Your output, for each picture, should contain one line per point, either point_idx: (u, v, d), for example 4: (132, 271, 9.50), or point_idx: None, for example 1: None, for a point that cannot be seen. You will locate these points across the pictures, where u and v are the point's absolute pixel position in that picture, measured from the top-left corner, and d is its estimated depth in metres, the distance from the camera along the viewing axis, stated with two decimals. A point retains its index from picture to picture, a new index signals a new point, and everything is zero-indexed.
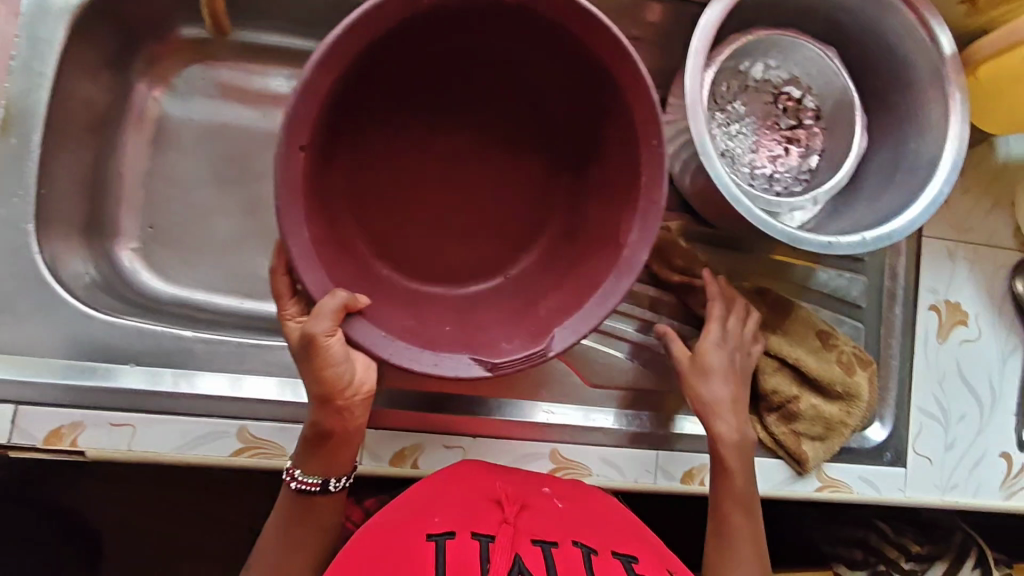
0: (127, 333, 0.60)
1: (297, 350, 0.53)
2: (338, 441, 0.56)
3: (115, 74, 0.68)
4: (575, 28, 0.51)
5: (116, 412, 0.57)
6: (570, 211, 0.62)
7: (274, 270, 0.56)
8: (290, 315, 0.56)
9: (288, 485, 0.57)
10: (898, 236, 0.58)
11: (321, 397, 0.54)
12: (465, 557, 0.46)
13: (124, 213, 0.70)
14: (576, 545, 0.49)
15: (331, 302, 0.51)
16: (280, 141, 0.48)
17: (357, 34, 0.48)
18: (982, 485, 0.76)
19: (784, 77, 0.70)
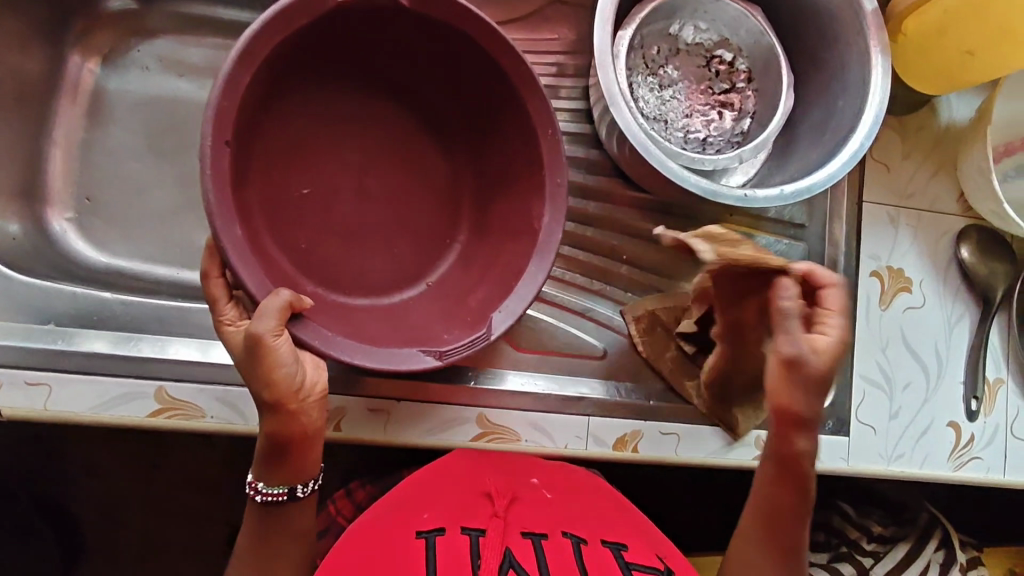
0: (49, 293, 0.61)
1: (240, 353, 0.52)
2: (297, 447, 0.54)
3: (47, 45, 0.70)
4: (468, 28, 0.55)
5: (31, 371, 0.57)
6: (479, 211, 0.65)
7: (206, 273, 0.54)
8: (228, 321, 0.54)
9: (254, 499, 0.55)
10: (814, 189, 0.59)
11: (271, 403, 0.51)
12: (460, 552, 0.51)
13: (57, 183, 0.70)
14: (564, 536, 0.54)
15: (275, 300, 0.50)
16: (206, 138, 0.48)
17: (273, 32, 0.50)
18: (930, 456, 0.74)
19: (715, 40, 0.70)
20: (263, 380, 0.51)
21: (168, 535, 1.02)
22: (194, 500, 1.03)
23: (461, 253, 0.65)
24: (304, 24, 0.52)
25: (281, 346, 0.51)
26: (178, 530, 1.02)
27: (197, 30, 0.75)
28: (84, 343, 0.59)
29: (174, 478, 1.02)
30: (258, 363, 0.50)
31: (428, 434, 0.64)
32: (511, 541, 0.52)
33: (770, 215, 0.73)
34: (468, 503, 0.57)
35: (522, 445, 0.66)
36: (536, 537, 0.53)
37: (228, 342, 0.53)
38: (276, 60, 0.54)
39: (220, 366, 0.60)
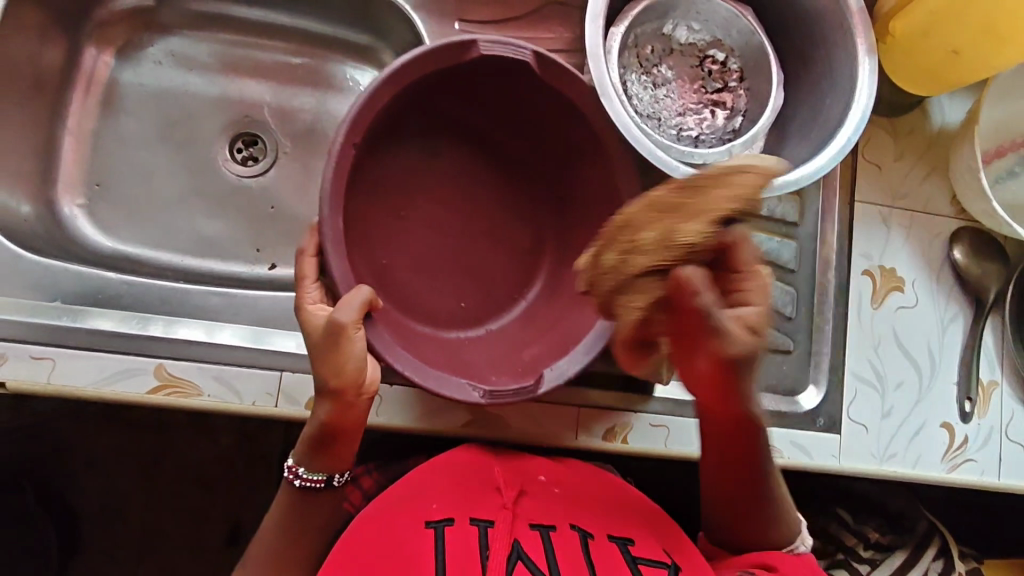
0: (56, 271, 0.63)
1: (315, 340, 0.54)
2: (345, 437, 0.57)
3: (67, 38, 0.73)
4: (549, 80, 0.60)
5: (37, 345, 0.59)
6: (552, 274, 0.68)
7: (302, 250, 0.57)
8: (309, 301, 0.55)
9: (292, 483, 0.58)
10: (803, 179, 0.60)
11: (333, 391, 0.55)
12: (469, 543, 0.51)
13: (71, 170, 0.73)
14: (573, 529, 0.55)
15: (358, 296, 0.54)
16: (340, 135, 0.55)
17: (417, 66, 0.58)
18: (924, 457, 0.73)
19: (708, 40, 0.72)
20: (334, 369, 0.54)
21: (168, 526, 1.04)
22: (193, 492, 1.04)
23: (526, 311, 0.68)
24: (438, 69, 0.59)
25: (358, 338, 0.54)
26: (177, 520, 1.04)
27: (209, 27, 0.79)
28: (88, 321, 0.61)
29: (174, 469, 1.04)
30: (334, 353, 0.53)
31: (426, 419, 0.65)
32: (520, 534, 0.52)
33: (764, 214, 0.74)
34: (477, 493, 0.57)
35: (514, 432, 0.66)
36: (545, 529, 0.54)
37: (303, 322, 0.55)
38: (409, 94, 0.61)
39: (220, 345, 0.62)
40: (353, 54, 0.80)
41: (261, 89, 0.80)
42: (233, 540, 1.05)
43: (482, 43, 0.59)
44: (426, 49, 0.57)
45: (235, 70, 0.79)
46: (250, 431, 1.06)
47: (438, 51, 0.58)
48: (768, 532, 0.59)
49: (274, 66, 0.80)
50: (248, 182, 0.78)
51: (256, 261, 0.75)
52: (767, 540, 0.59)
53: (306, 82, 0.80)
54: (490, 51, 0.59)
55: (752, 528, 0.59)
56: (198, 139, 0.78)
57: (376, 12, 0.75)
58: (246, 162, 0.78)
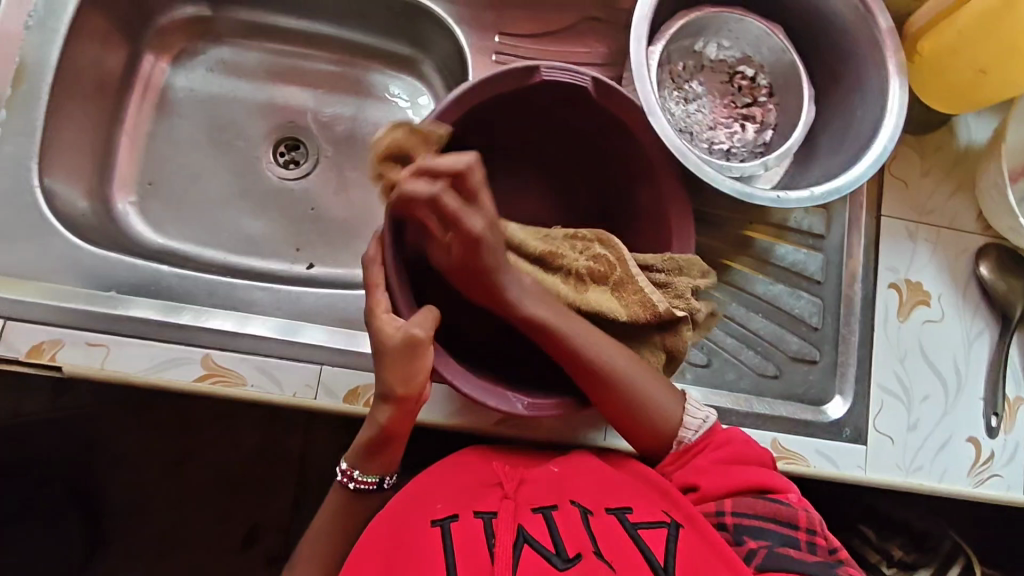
0: (111, 262, 0.66)
1: (385, 351, 0.56)
2: (397, 443, 0.60)
3: (128, 44, 0.77)
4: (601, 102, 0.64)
5: (93, 333, 0.61)
6: None
7: (370, 258, 0.60)
8: (381, 310, 0.57)
9: (346, 486, 0.61)
10: (844, 190, 0.62)
11: (397, 397, 0.57)
12: (476, 537, 0.53)
13: (125, 168, 0.77)
14: (573, 504, 0.57)
15: (430, 311, 0.57)
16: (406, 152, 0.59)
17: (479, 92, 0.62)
18: (950, 471, 0.73)
19: (738, 57, 0.74)
20: (399, 379, 0.56)
21: (190, 524, 1.06)
22: (216, 490, 1.06)
23: None
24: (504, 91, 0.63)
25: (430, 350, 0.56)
26: (200, 518, 1.06)
27: (259, 36, 0.83)
28: (126, 308, 0.63)
29: (202, 464, 1.06)
30: (404, 365, 0.55)
31: (457, 416, 0.67)
32: (523, 519, 0.55)
33: (791, 226, 0.76)
34: (477, 489, 0.59)
35: (545, 431, 0.68)
36: (547, 510, 0.56)
37: (374, 327, 0.56)
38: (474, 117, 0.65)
39: (263, 338, 0.64)
40: (393, 65, 0.84)
41: (305, 96, 0.83)
42: (248, 541, 1.06)
43: (543, 70, 0.63)
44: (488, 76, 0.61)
45: (282, 77, 0.83)
46: (273, 432, 1.08)
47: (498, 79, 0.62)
48: (653, 431, 0.62)
49: (318, 74, 0.84)
50: (291, 184, 0.81)
51: (295, 261, 0.78)
52: (658, 438, 0.62)
53: (348, 90, 0.84)
54: (552, 77, 0.63)
55: (639, 436, 0.63)
56: (244, 143, 0.81)
57: (419, 25, 0.78)
58: (289, 165, 0.81)
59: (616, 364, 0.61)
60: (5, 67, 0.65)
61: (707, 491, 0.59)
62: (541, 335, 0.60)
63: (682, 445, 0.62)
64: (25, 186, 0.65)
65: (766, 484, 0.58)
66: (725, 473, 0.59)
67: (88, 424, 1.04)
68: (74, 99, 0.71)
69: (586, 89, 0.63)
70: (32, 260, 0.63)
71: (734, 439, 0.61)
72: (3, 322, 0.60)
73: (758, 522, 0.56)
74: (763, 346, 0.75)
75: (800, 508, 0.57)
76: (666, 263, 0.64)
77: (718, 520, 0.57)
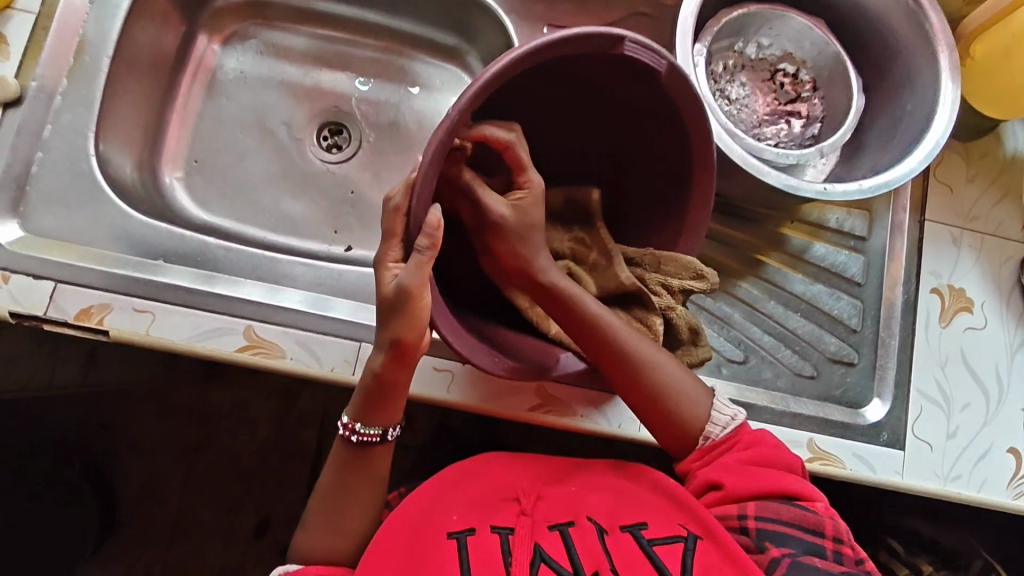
0: (160, 233, 0.67)
1: (382, 299, 0.54)
2: (397, 394, 0.59)
3: (184, 24, 0.79)
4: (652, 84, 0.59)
5: (140, 299, 0.62)
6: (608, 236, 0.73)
7: (395, 206, 0.54)
8: (391, 259, 0.55)
9: (349, 439, 0.59)
10: (895, 183, 0.62)
11: (395, 350, 0.56)
12: (492, 550, 0.53)
13: (174, 145, 0.79)
14: (590, 521, 0.56)
15: (422, 259, 0.53)
16: (458, 105, 0.51)
17: (563, 46, 0.53)
18: (990, 482, 0.71)
19: (779, 54, 0.74)
20: (398, 329, 0.55)
21: (206, 505, 1.06)
22: (231, 478, 1.06)
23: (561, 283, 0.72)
24: (584, 51, 0.55)
25: (427, 302, 0.55)
26: (216, 500, 1.06)
27: (309, 22, 0.84)
28: (162, 275, 0.64)
29: (223, 446, 1.07)
30: (403, 314, 0.54)
31: (491, 401, 0.65)
32: (540, 537, 0.54)
33: (831, 226, 0.77)
34: (492, 504, 0.58)
35: (575, 417, 0.66)
36: (564, 527, 0.55)
37: (382, 275, 0.55)
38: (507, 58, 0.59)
39: (298, 311, 0.65)
40: (439, 56, 0.85)
41: (351, 82, 0.84)
42: (259, 532, 1.06)
43: (627, 43, 0.54)
44: (576, 33, 0.52)
45: (329, 64, 0.84)
46: (294, 422, 1.08)
47: (582, 39, 0.53)
48: (671, 416, 0.61)
49: (363, 61, 0.85)
50: (333, 167, 0.82)
51: (333, 243, 0.79)
52: (681, 428, 0.61)
53: (394, 79, 0.85)
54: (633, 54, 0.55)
55: (649, 411, 0.61)
56: (288, 126, 0.82)
57: (469, 17, 0.79)
58: (332, 149, 0.82)
59: (616, 324, 0.61)
60: (69, 37, 0.67)
61: (732, 492, 0.57)
62: (568, 308, 0.61)
63: (708, 441, 0.60)
64: (81, 155, 0.66)
65: (793, 489, 0.57)
66: (751, 475, 0.57)
67: (117, 401, 1.05)
68: (130, 74, 0.72)
69: (659, 73, 0.57)
70: (84, 227, 0.65)
71: (764, 441, 0.60)
72: (53, 285, 0.61)
73: (782, 529, 0.55)
74: (801, 345, 0.74)
75: (827, 517, 0.56)
76: (645, 255, 0.66)
77: (740, 524, 0.56)
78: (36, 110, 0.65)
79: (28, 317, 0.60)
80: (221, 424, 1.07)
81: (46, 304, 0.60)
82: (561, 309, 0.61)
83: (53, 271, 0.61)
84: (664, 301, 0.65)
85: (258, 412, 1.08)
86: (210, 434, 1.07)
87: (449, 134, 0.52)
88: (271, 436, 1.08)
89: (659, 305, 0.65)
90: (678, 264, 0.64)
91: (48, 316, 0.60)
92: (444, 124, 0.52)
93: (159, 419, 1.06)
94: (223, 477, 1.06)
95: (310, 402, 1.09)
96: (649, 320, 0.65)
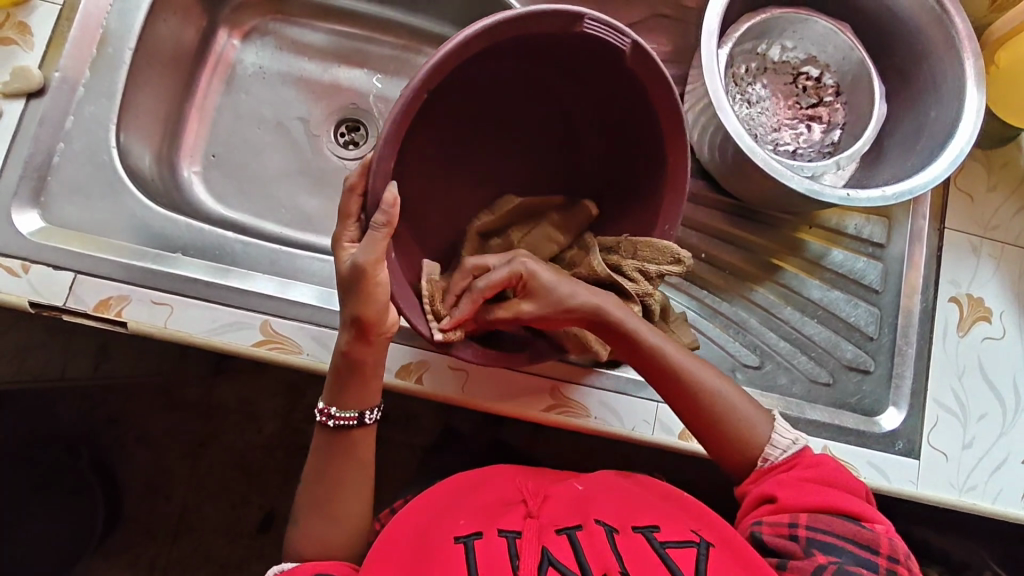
0: (179, 226, 0.67)
1: (341, 279, 0.55)
2: (365, 372, 0.58)
3: (205, 19, 0.79)
4: (657, 78, 0.58)
5: (158, 292, 0.62)
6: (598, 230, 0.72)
7: (351, 185, 0.55)
8: (347, 239, 0.56)
9: (326, 425, 0.59)
10: (915, 193, 0.62)
11: (358, 327, 0.56)
12: (498, 552, 0.51)
13: (192, 139, 0.79)
14: (598, 525, 0.54)
15: (376, 236, 0.53)
16: (415, 81, 0.52)
17: (509, 28, 0.54)
18: (1006, 493, 0.70)
19: (802, 58, 0.74)
20: (356, 307, 0.55)
21: (211, 498, 1.06)
22: (237, 473, 1.07)
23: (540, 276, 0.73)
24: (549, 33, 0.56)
25: (382, 280, 0.54)
26: (222, 494, 1.06)
27: (328, 18, 0.84)
28: (178, 267, 0.64)
29: (229, 440, 1.07)
30: (359, 292, 0.54)
31: (500, 401, 0.65)
32: (548, 540, 0.52)
33: (849, 232, 0.76)
34: (499, 507, 0.58)
35: (586, 419, 0.66)
36: (572, 531, 0.53)
37: (339, 255, 0.56)
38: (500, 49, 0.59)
39: (310, 306, 0.65)
40: None
41: (369, 79, 0.85)
42: (263, 528, 1.06)
43: (587, 21, 0.55)
44: (534, 12, 0.54)
45: (346, 60, 0.84)
46: (300, 419, 1.08)
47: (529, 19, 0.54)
48: (729, 436, 0.61)
49: (382, 59, 0.85)
50: (350, 163, 0.82)
51: None
52: (741, 450, 0.61)
53: (411, 76, 0.85)
54: (598, 34, 0.56)
55: (700, 428, 0.62)
56: (306, 122, 0.82)
57: (489, 15, 0.79)
58: (349, 146, 0.82)
59: (664, 345, 0.61)
60: (92, 29, 0.67)
61: (787, 503, 0.56)
62: (628, 339, 0.60)
63: (768, 462, 0.61)
64: (103, 147, 0.66)
65: (854, 509, 0.56)
66: (809, 491, 0.57)
67: (125, 393, 1.06)
68: (152, 67, 0.72)
69: (621, 50, 0.57)
70: (104, 218, 0.65)
71: (827, 463, 0.59)
72: (73, 276, 0.61)
73: (835, 541, 0.54)
74: (817, 351, 0.74)
75: (884, 536, 0.55)
76: (620, 241, 0.64)
77: (790, 531, 0.55)
78: (59, 102, 0.65)
79: (48, 307, 0.61)
80: (229, 418, 1.08)
81: (65, 295, 0.61)
82: (618, 343, 0.61)
83: (71, 262, 0.62)
84: (640, 288, 0.63)
85: (266, 407, 1.08)
86: (218, 428, 1.07)
87: (405, 110, 0.53)
88: (277, 431, 1.08)
89: (636, 292, 0.63)
90: (653, 248, 0.61)
91: (67, 307, 0.61)
92: (399, 103, 0.53)
93: (168, 412, 1.07)
94: (228, 470, 1.07)
95: (316, 399, 1.09)
96: (628, 307, 0.63)
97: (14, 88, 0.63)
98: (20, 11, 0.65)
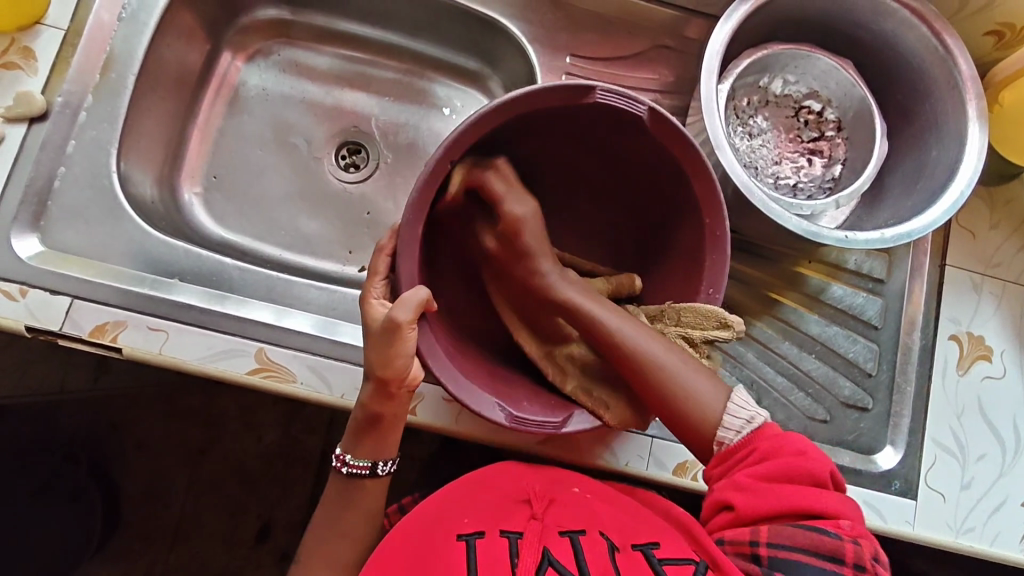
0: (176, 251, 0.67)
1: (374, 333, 0.56)
2: (385, 423, 0.58)
3: (210, 42, 0.80)
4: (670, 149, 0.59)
5: (155, 317, 0.62)
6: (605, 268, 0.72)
7: (381, 247, 0.59)
8: (374, 296, 0.58)
9: (341, 470, 0.60)
10: (913, 235, 0.62)
11: (380, 379, 0.56)
12: (499, 554, 0.49)
13: (195, 161, 0.79)
14: (601, 535, 0.52)
15: (416, 295, 0.54)
16: (437, 153, 0.56)
17: (530, 100, 0.57)
18: (1003, 536, 0.69)
19: (804, 92, 0.74)
20: (381, 362, 0.55)
21: (208, 507, 1.06)
22: (234, 484, 1.07)
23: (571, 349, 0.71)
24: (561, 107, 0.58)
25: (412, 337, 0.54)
26: (218, 503, 1.06)
27: (332, 41, 0.85)
28: (175, 294, 0.64)
29: (225, 451, 1.07)
30: (389, 347, 0.54)
31: (498, 434, 0.65)
32: (549, 542, 0.50)
33: (850, 267, 0.76)
34: (504, 508, 0.56)
35: (583, 454, 0.66)
36: (574, 534, 0.51)
37: (370, 314, 0.56)
38: (518, 120, 0.60)
39: (308, 335, 0.65)
40: (461, 78, 0.85)
41: (372, 103, 0.85)
42: (260, 539, 1.06)
43: (599, 92, 0.57)
44: (545, 86, 0.56)
45: (349, 84, 0.85)
46: (299, 431, 1.09)
47: (551, 92, 0.57)
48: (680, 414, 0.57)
49: (384, 82, 0.85)
50: (350, 187, 0.82)
51: (347, 263, 0.79)
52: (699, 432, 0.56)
53: (412, 100, 0.85)
54: (604, 100, 0.57)
55: (675, 423, 0.57)
56: (309, 143, 0.83)
57: (491, 42, 0.79)
58: (349, 169, 0.83)
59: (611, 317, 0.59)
60: (96, 54, 0.67)
61: (744, 513, 0.52)
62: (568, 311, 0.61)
63: (723, 447, 0.55)
64: (103, 172, 0.66)
65: (813, 510, 0.51)
66: (765, 495, 0.52)
67: (123, 402, 1.06)
68: (155, 91, 0.73)
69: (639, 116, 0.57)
70: (102, 241, 0.65)
71: (783, 452, 0.53)
72: (70, 301, 0.61)
73: (797, 557, 0.49)
74: (814, 387, 0.74)
75: (848, 541, 0.49)
76: (664, 310, 0.62)
77: (752, 550, 0.50)
78: (61, 126, 0.66)
79: (45, 331, 0.61)
80: (226, 430, 1.08)
81: (62, 320, 0.61)
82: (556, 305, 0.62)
83: (69, 287, 0.62)
84: None
85: (262, 421, 1.08)
86: (214, 439, 1.07)
87: (428, 181, 0.56)
88: (272, 444, 1.08)
89: None
90: (696, 314, 0.59)
91: (62, 332, 0.61)
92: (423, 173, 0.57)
93: (164, 422, 1.07)
94: (224, 481, 1.07)
95: (314, 411, 1.09)
96: None
97: (16, 112, 0.64)
98: (25, 35, 0.66)
